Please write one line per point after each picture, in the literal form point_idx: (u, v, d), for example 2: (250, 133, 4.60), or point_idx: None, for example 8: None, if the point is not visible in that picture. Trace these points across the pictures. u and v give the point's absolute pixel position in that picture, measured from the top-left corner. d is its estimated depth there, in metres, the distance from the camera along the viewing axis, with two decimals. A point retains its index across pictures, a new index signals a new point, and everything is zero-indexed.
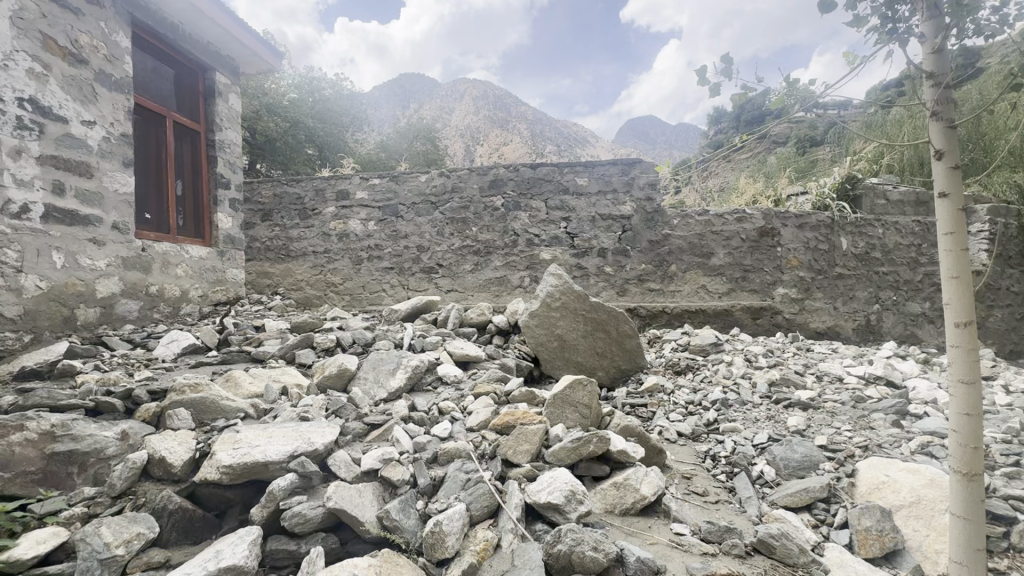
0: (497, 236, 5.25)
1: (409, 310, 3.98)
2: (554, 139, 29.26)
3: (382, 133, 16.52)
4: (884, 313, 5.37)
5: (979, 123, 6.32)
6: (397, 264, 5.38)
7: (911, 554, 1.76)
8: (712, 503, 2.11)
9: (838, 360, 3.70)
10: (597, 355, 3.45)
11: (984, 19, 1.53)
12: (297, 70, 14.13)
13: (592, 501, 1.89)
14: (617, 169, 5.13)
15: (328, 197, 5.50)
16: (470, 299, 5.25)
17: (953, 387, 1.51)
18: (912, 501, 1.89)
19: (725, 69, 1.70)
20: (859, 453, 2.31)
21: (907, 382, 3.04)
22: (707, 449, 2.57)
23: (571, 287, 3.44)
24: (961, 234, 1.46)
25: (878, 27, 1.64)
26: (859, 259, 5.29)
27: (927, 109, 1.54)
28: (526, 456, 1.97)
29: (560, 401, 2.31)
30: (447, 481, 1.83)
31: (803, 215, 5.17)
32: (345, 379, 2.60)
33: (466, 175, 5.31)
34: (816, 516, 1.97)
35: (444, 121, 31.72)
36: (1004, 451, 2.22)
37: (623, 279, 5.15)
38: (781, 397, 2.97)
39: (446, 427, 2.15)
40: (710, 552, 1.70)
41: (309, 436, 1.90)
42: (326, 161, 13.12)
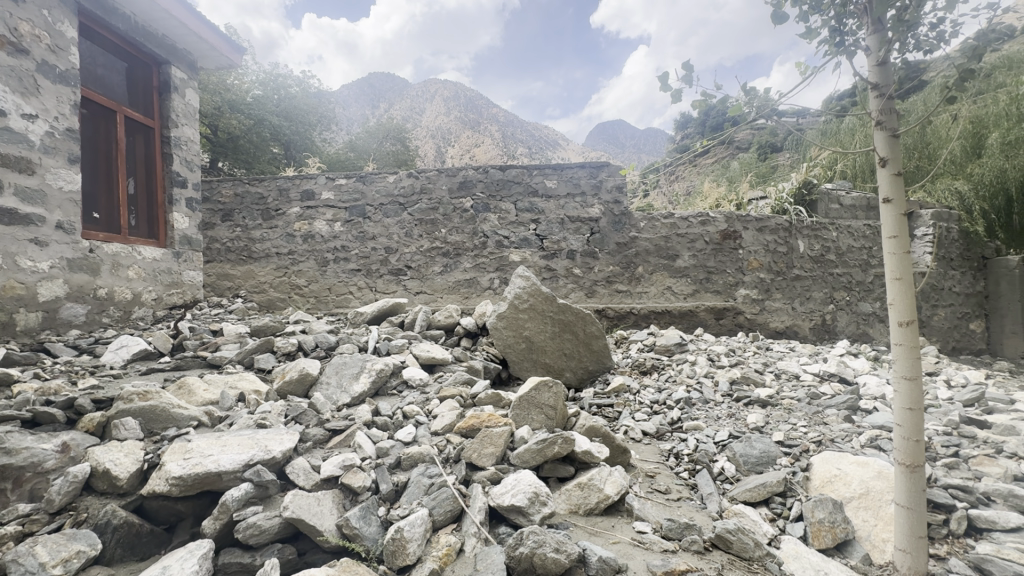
0: (466, 237, 5.22)
1: (375, 313, 3.91)
2: (525, 142, 29.41)
3: (350, 133, 16.23)
4: (839, 313, 5.63)
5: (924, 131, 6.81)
6: (364, 265, 5.29)
7: (861, 542, 1.83)
8: (674, 500, 2.15)
9: (795, 358, 3.84)
10: (565, 356, 3.48)
11: (923, 34, 1.62)
12: (262, 66, 13.75)
13: (557, 502, 1.90)
14: (584, 172, 5.19)
15: (292, 197, 5.35)
16: (439, 301, 5.21)
17: (897, 384, 1.59)
18: (861, 493, 1.97)
19: (686, 77, 1.77)
20: (814, 447, 2.39)
21: (858, 379, 3.19)
22: (670, 447, 2.62)
23: (539, 289, 3.46)
24: (904, 237, 1.54)
25: (828, 39, 1.72)
26: (815, 261, 5.53)
27: (872, 118, 1.62)
28: (491, 459, 1.96)
29: (526, 402, 2.31)
30: (410, 486, 1.80)
31: (762, 219, 5.35)
32: (307, 385, 2.53)
33: (435, 176, 5.27)
34: (773, 510, 2.03)
35: (415, 122, 31.40)
36: (945, 442, 2.34)
37: (591, 280, 5.21)
38: (741, 395, 3.07)
39: (410, 431, 2.12)
40: (670, 549, 1.73)
41: (266, 444, 1.85)
42: (292, 160, 12.80)
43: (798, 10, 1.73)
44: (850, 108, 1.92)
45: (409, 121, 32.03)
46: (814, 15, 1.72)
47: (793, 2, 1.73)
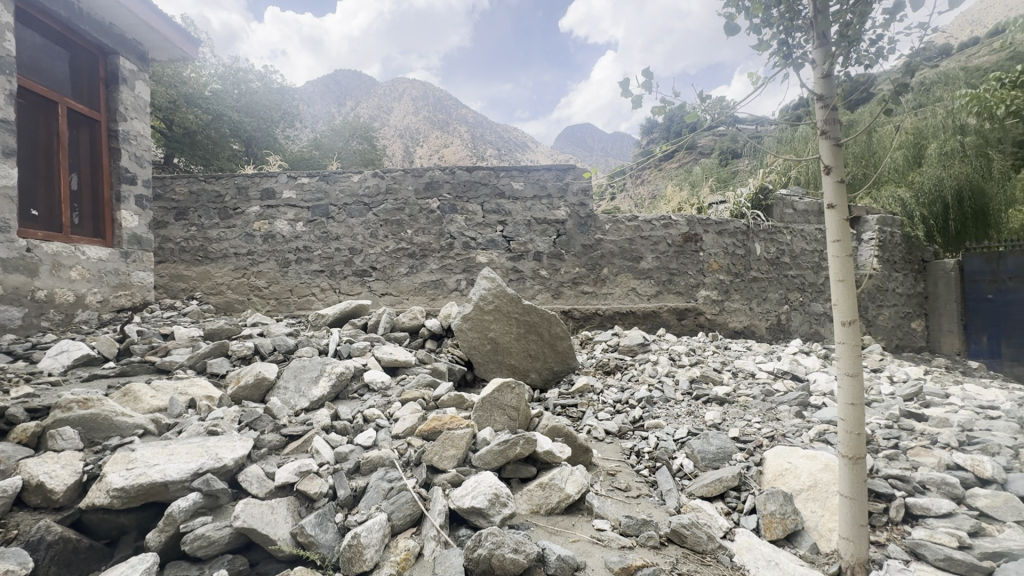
0: (432, 238, 5.18)
1: (337, 315, 3.83)
2: (494, 143, 29.40)
3: (314, 131, 15.83)
4: (793, 313, 5.92)
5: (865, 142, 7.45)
6: (328, 266, 5.17)
7: (809, 533, 1.92)
8: (634, 497, 2.20)
9: (751, 357, 3.99)
10: (530, 357, 3.49)
11: (864, 50, 1.71)
12: (221, 59, 13.26)
13: (519, 503, 1.91)
14: (551, 175, 5.24)
15: (252, 196, 5.18)
16: (405, 303, 5.14)
17: (840, 380, 1.67)
18: (810, 485, 2.05)
19: (646, 83, 1.82)
20: (767, 442, 2.49)
21: (808, 376, 3.34)
22: (632, 445, 2.68)
23: (504, 290, 3.46)
24: (846, 241, 1.63)
25: (777, 51, 1.80)
26: (770, 264, 5.79)
27: (818, 128, 1.70)
28: (452, 461, 1.95)
29: (488, 404, 2.31)
30: (368, 490, 1.78)
31: (722, 222, 5.53)
32: (263, 389, 2.45)
33: (401, 176, 5.21)
34: (728, 503, 2.11)
35: (382, 121, 30.91)
36: (887, 435, 2.47)
37: (558, 282, 5.25)
38: (700, 393, 3.16)
39: (370, 435, 2.09)
40: (627, 546, 1.77)
41: (217, 452, 1.78)
42: (253, 157, 12.38)
43: (750, 23, 1.81)
44: (800, 119, 2.01)
45: (376, 120, 31.50)
46: (764, 29, 1.80)
47: (746, 15, 1.80)
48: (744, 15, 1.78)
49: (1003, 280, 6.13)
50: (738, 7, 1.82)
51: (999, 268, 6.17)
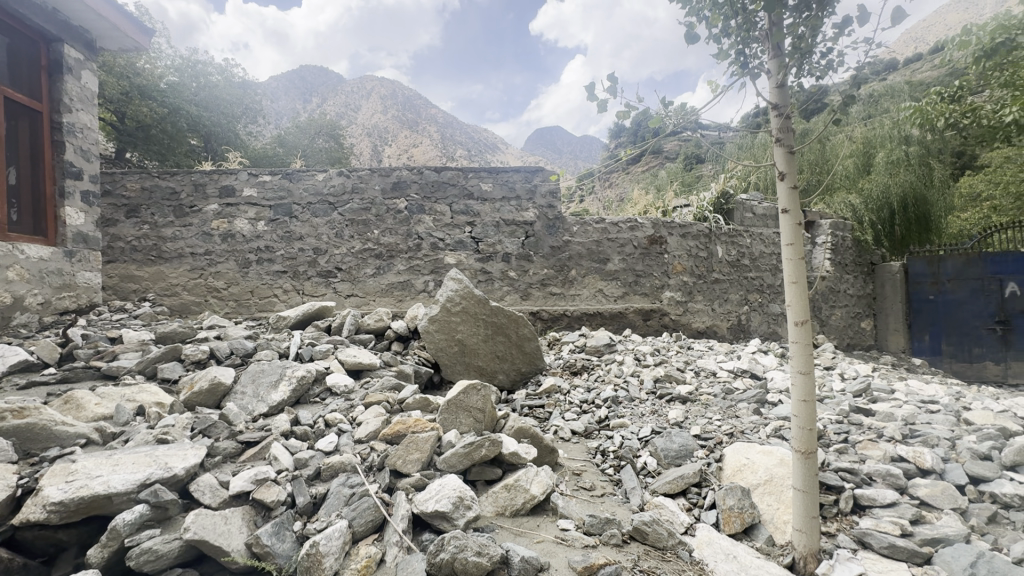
0: (400, 238, 5.11)
1: (300, 317, 3.72)
2: (464, 143, 29.25)
3: (278, 127, 15.38)
4: (752, 313, 6.13)
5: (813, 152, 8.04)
6: (291, 267, 5.02)
7: (765, 526, 1.98)
8: (598, 496, 2.22)
9: (713, 356, 4.10)
10: (497, 359, 3.49)
11: (815, 62, 1.79)
12: (178, 51, 12.73)
13: (483, 505, 1.91)
14: (520, 177, 5.26)
15: (210, 194, 4.98)
16: (371, 304, 5.05)
17: (794, 378, 1.74)
18: (766, 479, 2.12)
19: (611, 88, 1.85)
20: (727, 439, 2.56)
21: (766, 374, 3.46)
22: (597, 445, 2.71)
23: (472, 292, 3.45)
24: (799, 244, 1.70)
25: (735, 61, 1.86)
26: (731, 266, 5.99)
27: (773, 136, 1.76)
28: (417, 465, 1.92)
29: (453, 406, 2.29)
30: (329, 497, 1.73)
31: (686, 226, 5.68)
32: (219, 395, 2.36)
33: (368, 176, 5.12)
34: (690, 499, 2.16)
35: (350, 119, 30.29)
36: (837, 429, 2.58)
37: (526, 283, 5.27)
38: (664, 392, 3.23)
39: (332, 440, 2.04)
40: (591, 545, 1.79)
41: (166, 461, 1.70)
42: (211, 153, 11.92)
43: (710, 32, 1.86)
44: (758, 127, 2.09)
45: (343, 118, 30.81)
46: (722, 39, 1.87)
47: (706, 25, 1.85)
48: (704, 24, 1.84)
49: (943, 282, 6.62)
50: (698, 17, 1.87)
51: (940, 271, 6.64)
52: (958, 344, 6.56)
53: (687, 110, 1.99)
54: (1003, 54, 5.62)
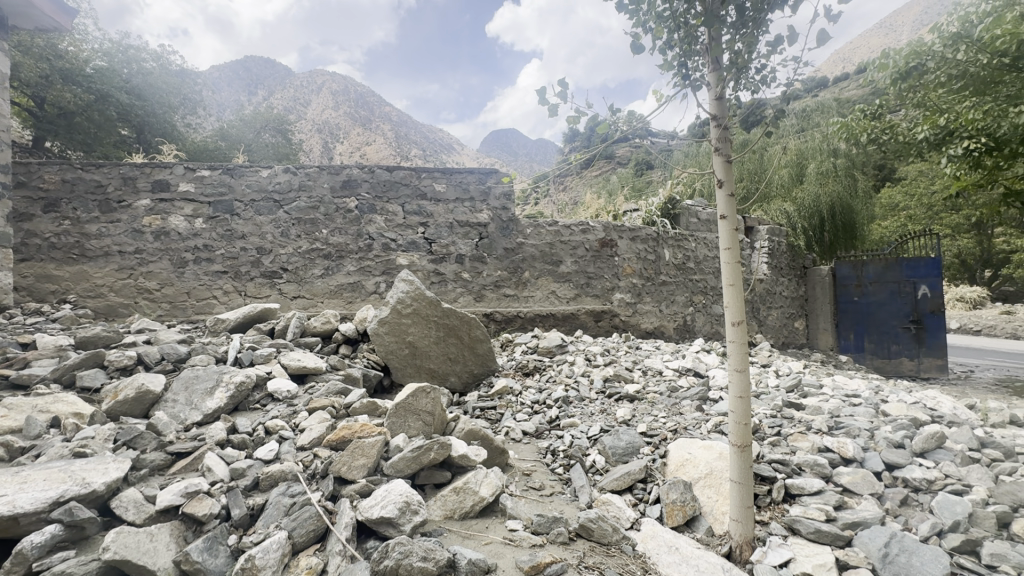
0: (349, 238, 4.97)
1: (240, 320, 3.55)
2: (419, 142, 28.83)
3: (220, 120, 14.59)
4: (697, 314, 6.40)
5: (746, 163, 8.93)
6: (232, 267, 4.76)
7: (705, 517, 2.07)
8: (547, 495, 2.25)
9: (659, 356, 4.25)
10: (449, 361, 3.46)
11: (750, 77, 1.90)
12: (107, 34, 11.83)
13: (432, 509, 1.89)
14: (473, 178, 5.25)
15: (141, 188, 4.65)
16: (319, 306, 4.87)
17: (731, 375, 1.83)
18: (706, 473, 2.21)
19: (562, 93, 1.89)
20: (671, 435, 2.65)
21: (707, 372, 3.63)
22: (547, 444, 2.74)
23: (423, 293, 3.40)
24: (736, 249, 1.79)
25: (677, 72, 1.94)
26: (678, 268, 6.24)
27: (713, 145, 1.84)
28: (362, 471, 1.88)
29: (402, 410, 2.26)
30: (267, 508, 1.67)
31: (635, 229, 5.87)
32: (146, 404, 2.21)
33: (316, 173, 4.95)
34: (636, 495, 2.23)
35: (299, 114, 29.15)
36: (772, 423, 2.74)
37: (480, 285, 5.25)
38: (613, 391, 3.32)
39: (272, 449, 1.96)
40: (538, 544, 1.81)
41: (84, 476, 1.57)
42: (144, 145, 11.13)
43: (655, 44, 1.93)
44: (702, 136, 2.18)
45: (291, 112, 29.61)
46: (666, 50, 1.94)
47: (651, 36, 1.92)
48: (649, 36, 1.91)
49: (866, 284, 7.12)
50: (643, 28, 1.94)
51: (863, 273, 7.14)
52: (878, 341, 7.05)
53: (635, 117, 2.06)
54: (915, 77, 6.13)
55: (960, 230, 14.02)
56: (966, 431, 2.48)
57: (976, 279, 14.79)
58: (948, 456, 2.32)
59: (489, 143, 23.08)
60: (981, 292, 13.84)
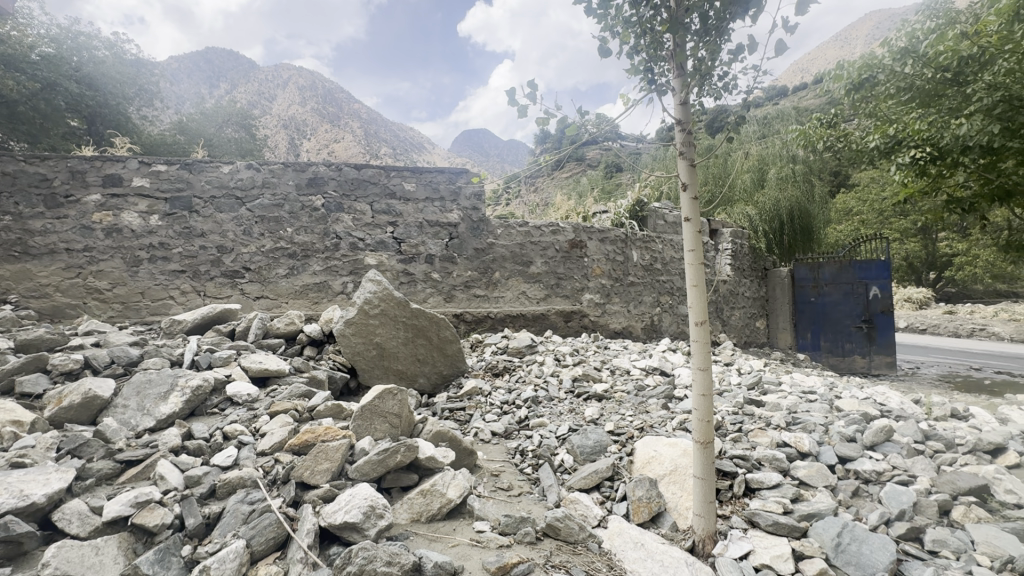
0: (315, 237, 4.85)
1: (198, 321, 3.40)
2: (389, 140, 28.42)
3: (179, 112, 14.00)
4: (664, 314, 6.54)
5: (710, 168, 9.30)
6: (190, 266, 4.57)
7: (670, 513, 2.12)
8: (515, 496, 2.25)
9: (627, 355, 4.32)
10: (418, 362, 3.43)
11: (714, 84, 1.95)
12: (54, 19, 11.16)
13: (398, 513, 1.86)
14: (444, 177, 5.22)
15: (91, 182, 4.41)
16: (283, 306, 4.72)
17: (694, 374, 1.88)
18: (671, 470, 2.26)
19: (531, 95, 1.91)
20: (637, 433, 2.69)
21: (674, 370, 3.71)
22: (516, 445, 2.74)
23: (391, 294, 3.35)
24: (699, 250, 1.83)
25: (643, 77, 1.97)
26: (646, 269, 6.36)
27: (678, 149, 1.88)
28: (326, 476, 1.84)
29: (368, 413, 2.21)
30: (224, 516, 1.61)
31: (604, 231, 5.96)
32: (94, 409, 2.10)
33: (281, 170, 4.81)
34: (603, 493, 2.25)
35: (264, 108, 28.29)
36: (734, 420, 2.81)
37: (450, 285, 5.21)
38: (581, 391, 3.35)
39: (230, 455, 1.89)
40: (506, 544, 1.81)
41: (22, 488, 1.48)
42: (95, 137, 10.56)
43: (622, 48, 1.96)
44: (668, 140, 2.23)
45: (255, 106, 28.68)
46: (633, 55, 1.97)
47: (618, 41, 1.95)
48: (616, 40, 1.93)
49: (822, 285, 7.45)
50: (611, 33, 1.96)
51: (819, 275, 7.47)
52: (834, 341, 7.37)
53: (603, 119, 2.08)
54: (868, 89, 6.39)
55: (907, 234, 14.80)
56: (911, 424, 2.62)
57: (921, 281, 15.68)
58: (896, 449, 2.44)
59: (461, 143, 22.98)
60: (926, 293, 14.67)
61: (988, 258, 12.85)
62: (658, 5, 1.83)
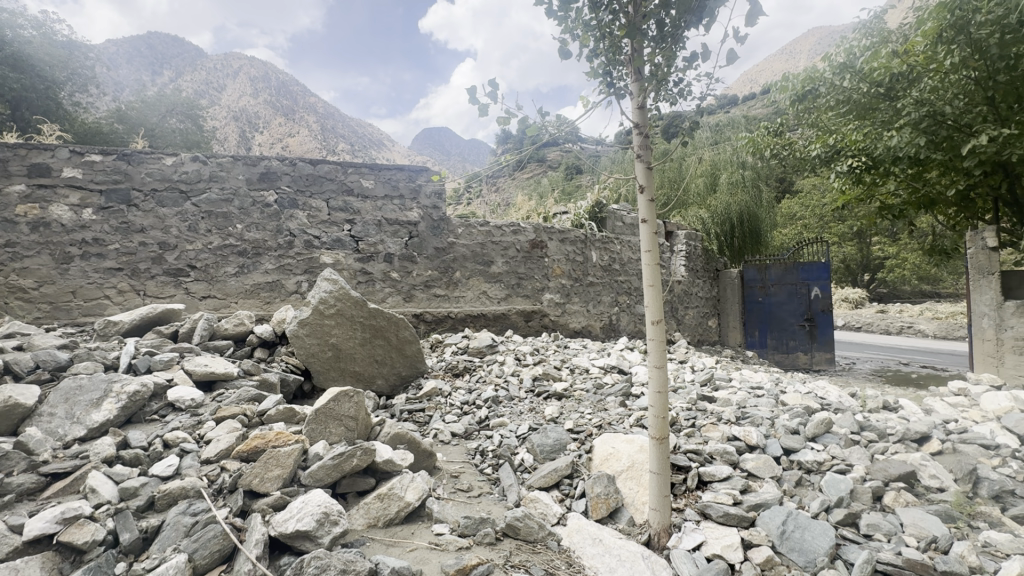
0: (267, 235, 4.66)
1: (137, 322, 3.19)
2: (347, 136, 27.69)
3: (117, 100, 13.08)
4: (622, 313, 6.69)
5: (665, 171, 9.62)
6: (128, 263, 4.27)
7: (627, 508, 2.16)
8: (475, 496, 2.24)
9: (586, 354, 4.39)
10: (375, 364, 3.35)
11: (670, 90, 2.01)
12: None
13: (354, 518, 1.81)
14: (403, 175, 5.14)
15: (14, 171, 4.04)
16: (232, 306, 4.50)
17: (650, 372, 1.92)
18: (629, 466, 2.31)
19: (492, 93, 1.90)
20: (596, 431, 2.73)
21: (631, 369, 3.80)
22: (476, 445, 2.73)
23: (348, 293, 3.26)
24: (655, 251, 1.88)
25: (603, 80, 2.00)
26: (604, 270, 6.49)
27: (634, 151, 1.93)
28: (277, 483, 1.76)
29: (322, 416, 2.14)
30: (164, 529, 1.52)
31: (564, 231, 6.04)
32: (15, 419, 1.93)
33: (230, 163, 4.59)
34: (562, 491, 2.27)
35: (212, 98, 26.90)
36: (688, 415, 2.91)
37: (409, 285, 5.13)
38: (541, 390, 3.37)
39: (171, 464, 1.79)
40: (465, 546, 1.79)
41: None
42: (20, 123, 9.70)
43: (582, 51, 1.99)
44: (626, 143, 2.28)
45: (203, 96, 27.22)
46: (593, 58, 1.99)
47: (578, 43, 1.97)
48: (576, 43, 1.96)
49: (769, 286, 7.83)
50: (571, 36, 1.98)
51: (766, 276, 7.85)
52: (779, 338, 7.77)
53: (563, 121, 2.09)
54: (810, 100, 6.74)
55: (845, 238, 15.78)
56: (849, 416, 2.78)
57: (857, 282, 16.78)
58: (835, 439, 2.59)
59: (421, 140, 22.67)
60: (861, 293, 15.70)
61: (915, 262, 13.89)
62: (617, 10, 1.87)
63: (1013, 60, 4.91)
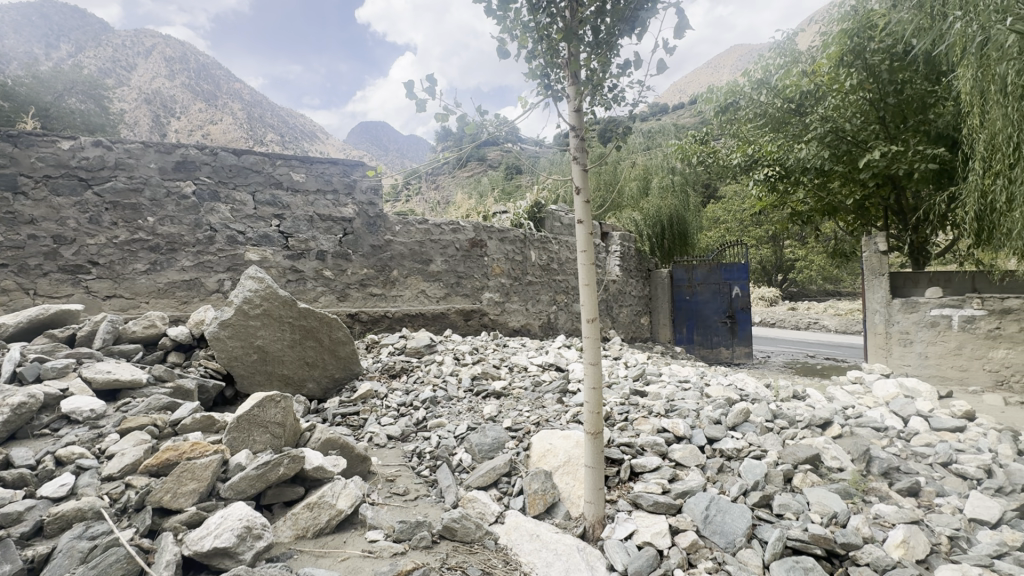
0: (184, 229, 4.30)
1: (25, 325, 2.83)
2: (276, 126, 26.18)
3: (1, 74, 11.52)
4: (560, 312, 6.83)
5: (599, 176, 10.00)
6: (14, 259, 3.78)
7: (563, 502, 2.21)
8: (411, 500, 2.20)
9: (525, 352, 4.43)
10: (306, 366, 3.20)
11: (604, 95, 2.07)
12: None
13: (280, 531, 1.71)
14: (337, 169, 4.94)
15: None
16: (141, 306, 4.10)
17: (586, 368, 1.97)
18: (566, 461, 2.35)
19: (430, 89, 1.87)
20: (533, 428, 2.76)
21: (569, 365, 3.88)
22: (414, 447, 2.67)
23: (277, 293, 3.08)
24: (590, 251, 1.93)
25: (542, 82, 2.02)
26: (543, 269, 6.60)
27: (571, 154, 1.96)
28: (192, 498, 1.63)
29: (245, 423, 2.01)
30: (55, 557, 1.37)
31: (504, 231, 6.07)
32: None
33: (140, 149, 4.18)
34: (500, 489, 2.28)
35: (119, 77, 24.41)
36: (621, 410, 3.01)
37: (343, 284, 4.93)
38: (480, 389, 3.36)
39: (65, 483, 1.61)
40: (399, 552, 1.75)
41: None
42: None
43: (520, 52, 2.00)
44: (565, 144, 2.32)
45: (108, 75, 24.62)
46: (531, 60, 2.00)
47: (516, 44, 1.98)
48: (515, 43, 1.97)
49: (695, 285, 8.30)
50: (510, 36, 1.99)
51: (693, 275, 8.30)
52: (704, 335, 8.24)
53: (501, 121, 2.10)
54: (732, 113, 7.31)
55: (762, 241, 17.07)
56: (764, 405, 3.01)
57: (771, 282, 18.22)
58: (752, 428, 2.80)
59: (356, 134, 21.96)
60: (775, 293, 17.04)
61: (820, 263, 15.29)
62: (554, 14, 1.90)
63: (899, 85, 5.57)
